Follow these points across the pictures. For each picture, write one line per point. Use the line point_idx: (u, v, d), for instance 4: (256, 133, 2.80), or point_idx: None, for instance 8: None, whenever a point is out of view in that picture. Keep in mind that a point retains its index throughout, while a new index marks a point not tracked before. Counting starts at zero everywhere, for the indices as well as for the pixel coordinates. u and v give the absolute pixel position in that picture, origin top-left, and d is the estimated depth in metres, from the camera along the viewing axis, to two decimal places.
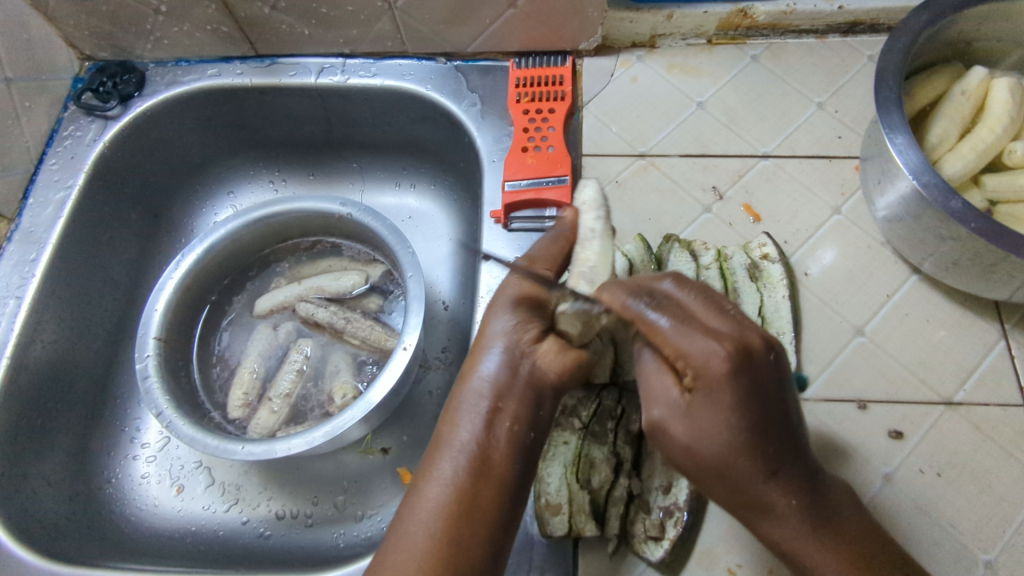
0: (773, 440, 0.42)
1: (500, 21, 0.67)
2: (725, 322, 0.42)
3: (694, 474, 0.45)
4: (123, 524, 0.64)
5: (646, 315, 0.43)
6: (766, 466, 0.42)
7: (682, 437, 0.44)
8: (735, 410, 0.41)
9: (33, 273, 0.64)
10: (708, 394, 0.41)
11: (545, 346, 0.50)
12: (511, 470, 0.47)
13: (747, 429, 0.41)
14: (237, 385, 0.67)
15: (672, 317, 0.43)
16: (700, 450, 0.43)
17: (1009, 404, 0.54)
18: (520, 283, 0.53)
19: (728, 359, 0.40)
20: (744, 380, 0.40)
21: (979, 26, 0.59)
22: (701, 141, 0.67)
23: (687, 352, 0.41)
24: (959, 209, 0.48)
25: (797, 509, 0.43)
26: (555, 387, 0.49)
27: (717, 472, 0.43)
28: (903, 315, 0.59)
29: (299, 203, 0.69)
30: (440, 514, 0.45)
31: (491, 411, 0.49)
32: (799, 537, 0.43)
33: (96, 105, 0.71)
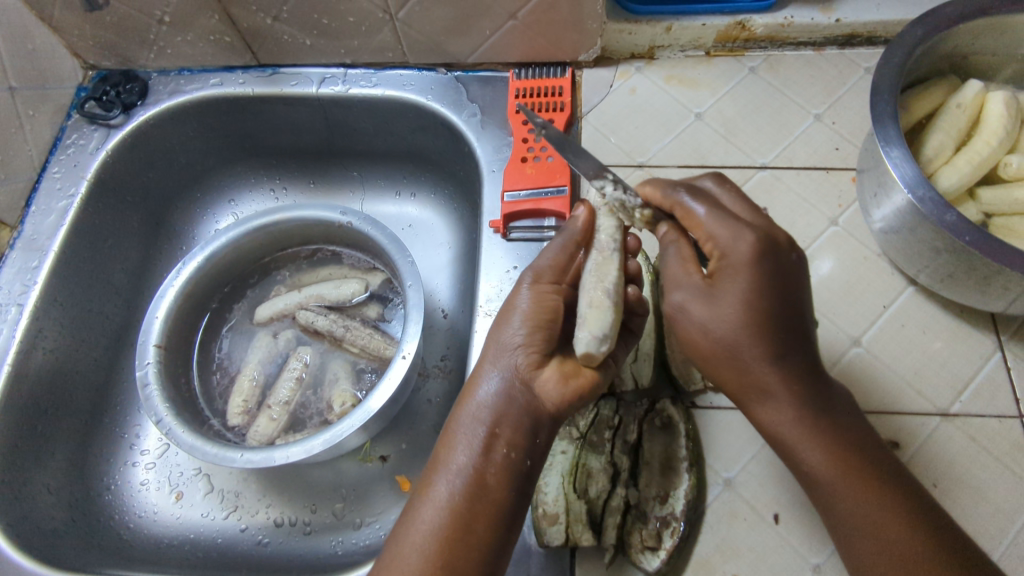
0: (791, 322, 0.45)
1: (500, 32, 0.68)
2: (755, 216, 0.47)
3: (703, 342, 0.47)
4: (122, 531, 0.65)
5: (682, 199, 0.49)
6: (778, 342, 0.45)
7: (698, 322, 0.46)
8: (756, 292, 0.44)
9: (35, 280, 0.65)
10: (737, 262, 0.45)
11: (545, 373, 0.50)
12: (507, 496, 0.47)
13: (756, 313, 0.44)
14: (237, 393, 0.68)
15: (702, 203, 0.48)
16: (697, 321, 0.46)
17: (1005, 416, 0.55)
18: (529, 298, 0.52)
19: (753, 243, 0.44)
20: (766, 264, 0.44)
21: (974, 40, 0.60)
22: (699, 152, 0.68)
23: (715, 233, 0.46)
24: (954, 222, 0.49)
25: (796, 393, 0.45)
26: (552, 416, 0.50)
27: (728, 343, 0.45)
28: (899, 326, 0.59)
29: (299, 212, 0.70)
30: (434, 538, 0.46)
31: (488, 436, 0.48)
32: (795, 428, 0.46)
33: (99, 114, 0.71)
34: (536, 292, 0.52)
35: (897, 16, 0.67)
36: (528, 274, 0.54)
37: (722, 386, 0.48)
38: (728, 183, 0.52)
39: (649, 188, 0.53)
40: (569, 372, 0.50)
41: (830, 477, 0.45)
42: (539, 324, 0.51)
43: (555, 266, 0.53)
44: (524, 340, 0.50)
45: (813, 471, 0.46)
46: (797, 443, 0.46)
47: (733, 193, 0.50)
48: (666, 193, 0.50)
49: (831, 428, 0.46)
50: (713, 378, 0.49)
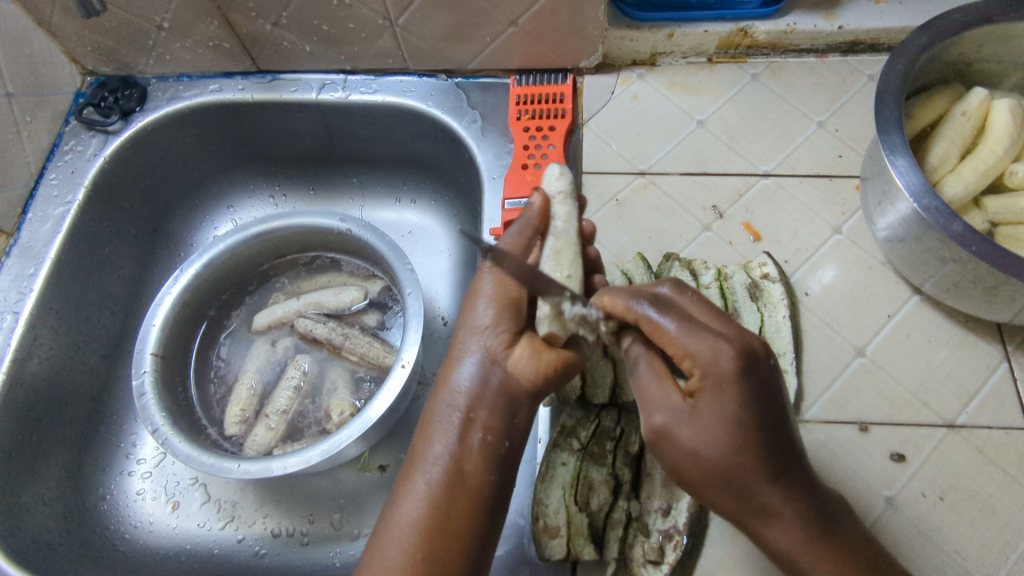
0: (771, 440, 0.43)
1: (500, 39, 0.67)
2: (728, 328, 0.45)
3: (694, 470, 0.45)
4: (118, 542, 0.64)
5: (648, 312, 0.47)
6: (768, 460, 0.43)
7: (692, 441, 0.44)
8: (743, 407, 0.43)
9: (31, 288, 0.64)
10: (719, 379, 0.43)
11: (517, 352, 0.50)
12: (488, 481, 0.46)
13: (744, 426, 0.43)
14: (234, 402, 0.67)
15: (675, 316, 0.46)
16: (679, 433, 0.45)
17: (1012, 428, 0.54)
18: (492, 282, 0.53)
19: (735, 358, 0.43)
20: (750, 378, 0.43)
21: (979, 48, 0.59)
22: (701, 159, 0.67)
23: (692, 349, 0.44)
24: (960, 231, 0.48)
25: (801, 513, 0.43)
26: (529, 393, 0.49)
27: (717, 469, 0.43)
28: (904, 336, 0.58)
29: (298, 219, 0.69)
30: (414, 532, 0.44)
31: (463, 421, 0.48)
32: (801, 541, 0.43)
33: (97, 120, 0.71)
34: (496, 278, 0.53)
35: (900, 22, 0.67)
36: (486, 261, 0.55)
37: (723, 514, 0.46)
38: (689, 289, 0.49)
39: (610, 301, 0.49)
40: (540, 348, 0.51)
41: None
42: (501, 306, 0.52)
43: (518, 246, 0.54)
44: (491, 322, 0.51)
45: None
46: (801, 569, 0.43)
47: (697, 307, 0.48)
48: (630, 303, 0.48)
49: (834, 551, 0.42)
50: (710, 502, 0.46)
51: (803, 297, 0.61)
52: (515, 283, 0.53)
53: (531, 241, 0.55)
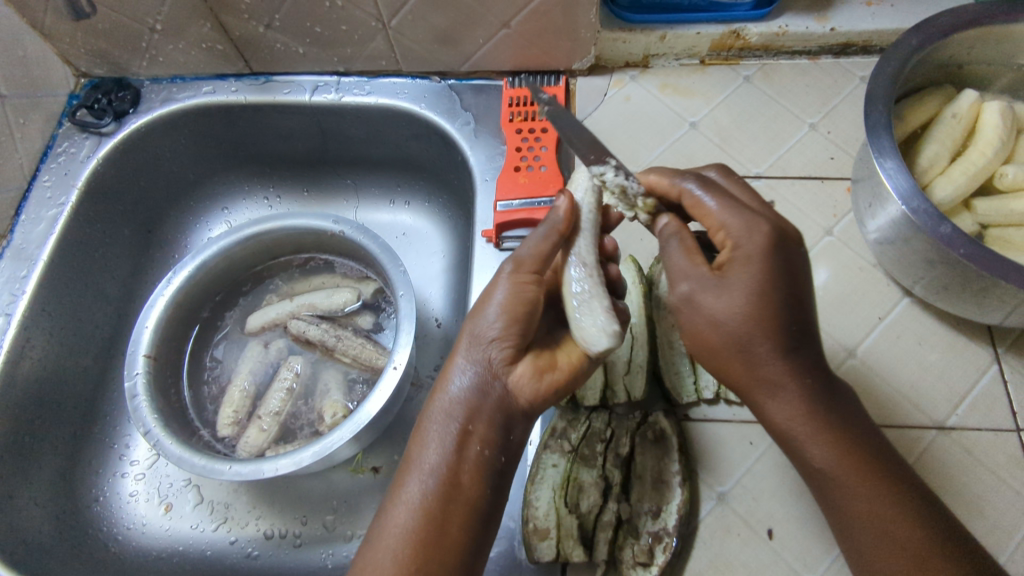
0: (793, 317, 0.45)
1: (493, 41, 0.67)
2: (762, 209, 0.47)
3: (706, 330, 0.46)
4: (111, 544, 0.64)
5: (693, 188, 0.49)
6: (786, 336, 0.45)
7: (715, 308, 0.45)
8: (768, 289, 0.44)
9: (23, 290, 0.64)
10: (751, 250, 0.45)
11: (520, 369, 0.49)
12: (481, 494, 0.47)
13: (772, 303, 0.44)
14: (227, 403, 0.67)
15: (717, 194, 0.48)
16: (704, 304, 0.46)
17: (1001, 429, 0.54)
18: (506, 288, 0.50)
19: (768, 234, 0.45)
20: (779, 258, 0.45)
21: (969, 50, 0.59)
22: (694, 161, 0.67)
23: (726, 222, 0.46)
24: (948, 234, 0.48)
25: (807, 388, 0.45)
26: (525, 411, 0.49)
27: (737, 337, 0.45)
28: (895, 337, 0.58)
29: (291, 220, 0.69)
30: (407, 541, 0.45)
31: (460, 433, 0.48)
32: (801, 420, 0.45)
33: (90, 122, 0.71)
34: (513, 282, 0.50)
35: (892, 25, 0.67)
36: (507, 264, 0.52)
37: (727, 380, 0.48)
38: (734, 175, 0.53)
39: (659, 179, 0.53)
40: (543, 366, 0.49)
41: (839, 475, 0.45)
42: (514, 315, 0.49)
43: (539, 255, 0.51)
44: (500, 332, 0.49)
45: (824, 468, 0.45)
46: (800, 441, 0.46)
47: (750, 194, 0.50)
48: (675, 182, 0.51)
49: (833, 429, 0.45)
50: (716, 373, 0.48)
51: None
52: (531, 293, 0.50)
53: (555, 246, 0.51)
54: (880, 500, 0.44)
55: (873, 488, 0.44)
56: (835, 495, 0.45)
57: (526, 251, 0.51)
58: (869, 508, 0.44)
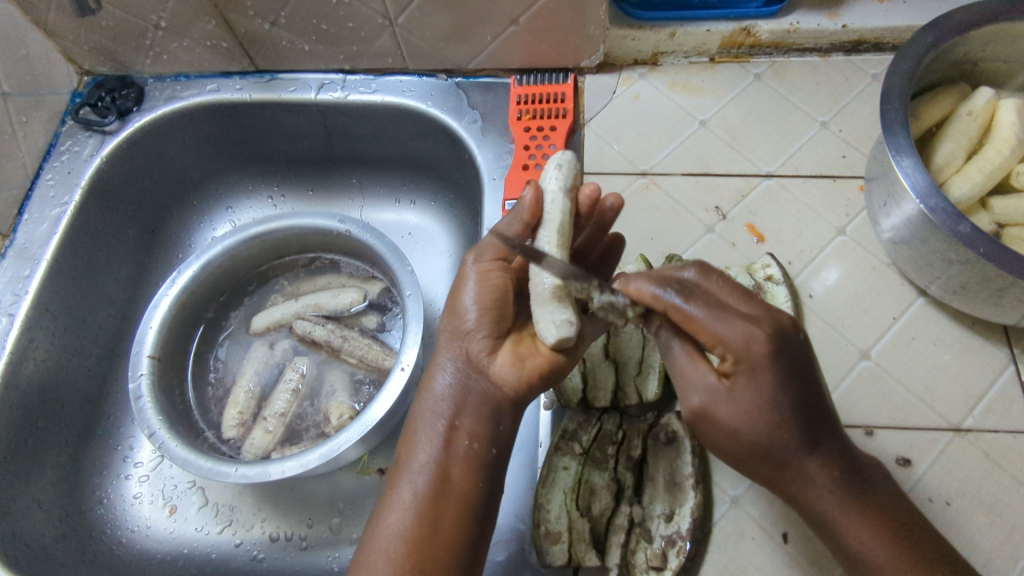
0: (807, 415, 0.44)
1: (501, 38, 0.66)
2: (752, 306, 0.44)
3: (732, 444, 0.46)
4: (114, 546, 0.63)
5: (676, 302, 0.43)
6: (805, 436, 0.44)
7: (733, 415, 0.44)
8: (778, 387, 0.42)
9: (27, 289, 0.64)
10: (750, 364, 0.42)
11: (500, 358, 0.48)
12: (474, 489, 0.46)
13: (784, 406, 0.43)
14: (232, 404, 0.66)
15: (701, 305, 0.43)
16: (718, 411, 0.45)
17: (1019, 431, 0.53)
18: (475, 279, 0.50)
19: (767, 340, 0.41)
20: (784, 359, 0.42)
21: (985, 47, 0.58)
22: (704, 159, 0.67)
23: (722, 335, 0.42)
24: (967, 233, 0.47)
25: (836, 486, 0.44)
26: (512, 399, 0.49)
27: (760, 443, 0.44)
28: (910, 338, 0.58)
29: (297, 219, 0.68)
30: (402, 541, 0.44)
31: (447, 428, 0.48)
32: (838, 508, 0.44)
33: (94, 121, 0.70)
34: (481, 271, 0.50)
35: (905, 22, 0.66)
36: (470, 255, 0.52)
37: (756, 477, 0.47)
38: (715, 274, 0.46)
39: (635, 286, 0.46)
40: (524, 354, 0.48)
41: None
42: (487, 305, 0.49)
43: (503, 242, 0.51)
44: (474, 323, 0.49)
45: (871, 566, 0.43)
46: (839, 528, 0.44)
47: (740, 289, 0.45)
48: (656, 295, 0.44)
49: (877, 520, 0.43)
50: (749, 471, 0.47)
51: (807, 299, 0.60)
52: (497, 280, 0.50)
53: (521, 233, 0.51)
54: None
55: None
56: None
57: (490, 242, 0.52)
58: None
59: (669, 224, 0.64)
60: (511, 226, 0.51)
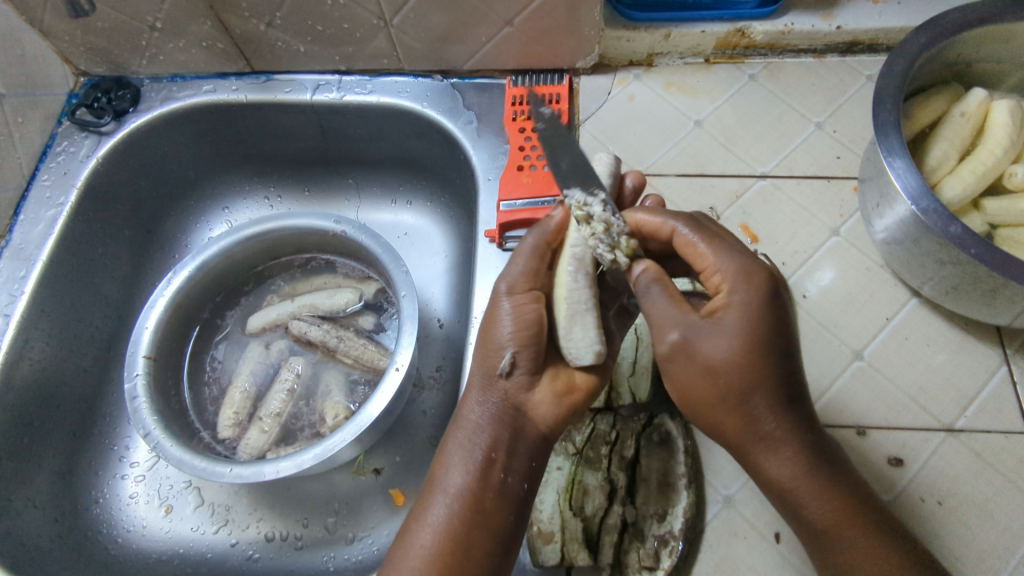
0: (784, 370, 0.44)
1: (496, 39, 0.67)
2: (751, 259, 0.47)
3: (706, 374, 0.45)
4: (110, 546, 0.64)
5: (685, 226, 0.48)
6: (780, 386, 0.44)
7: (712, 351, 0.44)
8: (761, 330, 0.44)
9: (22, 289, 0.64)
10: (744, 298, 0.44)
11: (539, 393, 0.49)
12: (505, 521, 0.46)
13: (768, 353, 0.44)
14: (227, 405, 0.66)
15: (707, 235, 0.48)
16: (700, 346, 0.45)
17: (1011, 431, 0.53)
18: (509, 312, 0.49)
19: (762, 281, 0.45)
20: (772, 306, 0.44)
21: (978, 49, 0.59)
22: (699, 160, 0.67)
23: (721, 267, 0.46)
24: (958, 234, 0.48)
25: (801, 439, 0.45)
26: (546, 435, 0.50)
27: (734, 379, 0.44)
28: (903, 339, 0.58)
29: (292, 220, 0.68)
30: (429, 563, 0.44)
31: (485, 461, 0.48)
32: (795, 467, 0.45)
33: (90, 121, 0.70)
34: (515, 304, 0.49)
35: (899, 22, 0.66)
36: (501, 286, 0.50)
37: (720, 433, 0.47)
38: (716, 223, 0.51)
39: (652, 220, 0.50)
40: (561, 389, 0.49)
41: (831, 526, 0.44)
42: (524, 341, 0.48)
43: (529, 272, 0.50)
44: (514, 358, 0.48)
45: (818, 521, 0.44)
46: (795, 491, 0.45)
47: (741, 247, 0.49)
48: (665, 219, 0.49)
49: (831, 485, 0.45)
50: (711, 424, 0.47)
51: (800, 299, 0.60)
52: (531, 313, 0.48)
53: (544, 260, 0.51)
54: (867, 551, 0.43)
55: (858, 530, 0.44)
56: (836, 552, 0.44)
57: (519, 271, 0.50)
58: (867, 563, 0.43)
59: None
60: (532, 254, 0.50)
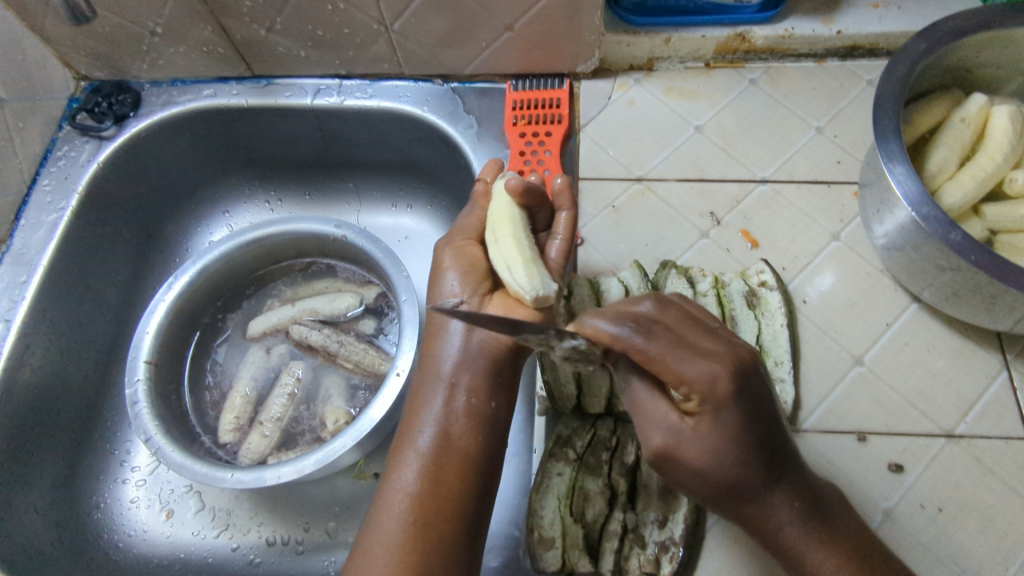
0: (741, 484, 0.42)
1: (497, 44, 0.67)
2: (657, 408, 0.43)
3: (686, 479, 0.43)
4: (111, 550, 0.64)
5: (637, 341, 0.40)
6: (737, 493, 0.42)
7: (699, 456, 0.41)
8: (692, 475, 0.43)
9: (23, 295, 0.64)
10: (717, 407, 0.40)
11: (493, 307, 0.51)
12: (477, 443, 0.48)
13: (714, 486, 0.43)
14: (228, 409, 0.66)
15: (666, 342, 0.40)
16: (683, 448, 0.42)
17: (1011, 437, 0.54)
18: (450, 254, 0.54)
19: (657, 449, 0.43)
20: (682, 462, 0.43)
21: (977, 53, 0.59)
22: (699, 165, 0.67)
23: (647, 433, 0.44)
24: (959, 240, 0.48)
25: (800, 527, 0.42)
26: (510, 349, 0.49)
27: (722, 477, 0.42)
28: (903, 344, 0.58)
29: (293, 224, 0.68)
30: (411, 501, 0.45)
31: (447, 386, 0.49)
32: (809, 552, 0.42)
33: (91, 126, 0.71)
34: (455, 248, 0.55)
35: (899, 28, 0.66)
36: (444, 240, 0.57)
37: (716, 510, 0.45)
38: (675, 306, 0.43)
39: (597, 328, 0.41)
40: (512, 304, 0.50)
41: None
42: (469, 271, 0.53)
43: (475, 223, 0.56)
44: (460, 289, 0.52)
45: None
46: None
47: (697, 319, 0.44)
48: (604, 330, 0.41)
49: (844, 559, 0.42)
50: (713, 510, 0.45)
51: (801, 305, 0.60)
52: (473, 249, 0.54)
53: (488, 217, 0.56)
54: None
55: None
56: None
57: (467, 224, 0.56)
58: None
59: (665, 229, 0.64)
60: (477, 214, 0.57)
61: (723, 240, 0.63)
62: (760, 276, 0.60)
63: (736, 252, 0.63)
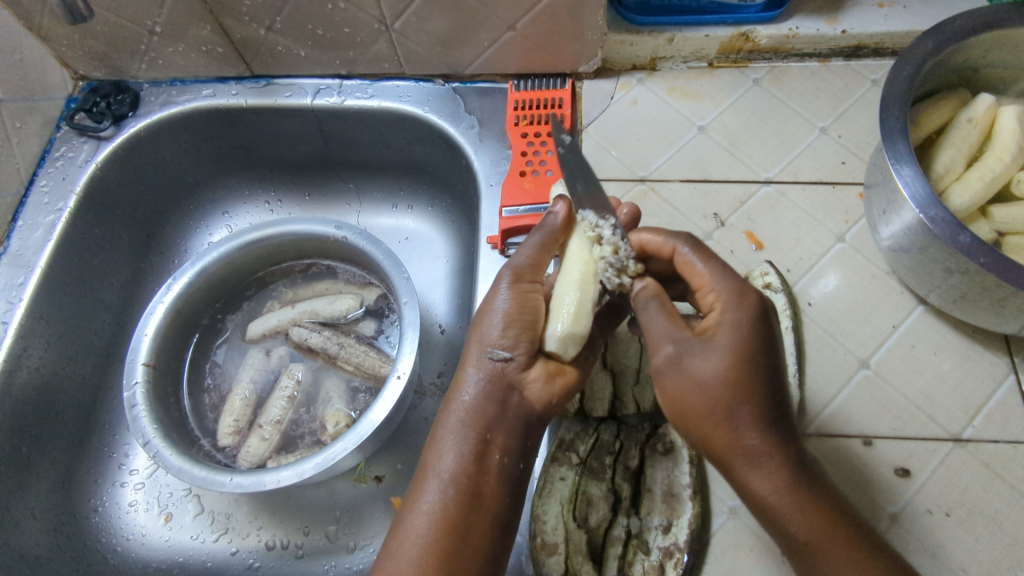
0: (740, 403, 0.43)
1: (498, 43, 0.66)
2: (666, 321, 0.47)
3: (685, 392, 0.45)
4: (110, 555, 0.63)
5: (688, 244, 0.48)
6: (733, 415, 0.43)
7: (704, 360, 0.44)
8: (693, 356, 0.45)
9: (21, 297, 0.63)
10: (736, 318, 0.44)
11: (535, 372, 0.49)
12: (501, 502, 0.46)
13: (707, 387, 0.44)
14: (227, 412, 0.66)
15: (705, 256, 0.47)
16: (689, 357, 0.45)
17: (1019, 442, 0.53)
18: (510, 297, 0.50)
19: (663, 351, 0.46)
20: (682, 369, 0.45)
21: (984, 53, 0.58)
22: (703, 165, 0.66)
23: (656, 338, 0.47)
24: (967, 243, 0.47)
25: (782, 457, 0.43)
26: (542, 414, 0.49)
27: (719, 392, 0.43)
28: (909, 347, 0.57)
29: (293, 225, 0.68)
30: (429, 550, 0.43)
31: (480, 441, 0.47)
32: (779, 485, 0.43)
33: (89, 126, 0.70)
34: (517, 291, 0.50)
35: (905, 27, 0.66)
36: (506, 273, 0.51)
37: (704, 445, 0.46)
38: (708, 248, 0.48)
39: (652, 239, 0.50)
40: (554, 370, 0.49)
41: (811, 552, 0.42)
42: (522, 326, 0.49)
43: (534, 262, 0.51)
44: (511, 343, 0.49)
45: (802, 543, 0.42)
46: (779, 511, 0.43)
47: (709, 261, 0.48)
48: (666, 241, 0.49)
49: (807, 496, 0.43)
50: (698, 442, 0.46)
51: (806, 307, 0.60)
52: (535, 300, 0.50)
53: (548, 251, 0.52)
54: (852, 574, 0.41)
55: (846, 561, 0.41)
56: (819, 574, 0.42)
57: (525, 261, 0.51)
58: None
59: (668, 230, 0.63)
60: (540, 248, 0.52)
61: (727, 242, 0.63)
62: (765, 278, 0.59)
63: (740, 254, 0.62)
